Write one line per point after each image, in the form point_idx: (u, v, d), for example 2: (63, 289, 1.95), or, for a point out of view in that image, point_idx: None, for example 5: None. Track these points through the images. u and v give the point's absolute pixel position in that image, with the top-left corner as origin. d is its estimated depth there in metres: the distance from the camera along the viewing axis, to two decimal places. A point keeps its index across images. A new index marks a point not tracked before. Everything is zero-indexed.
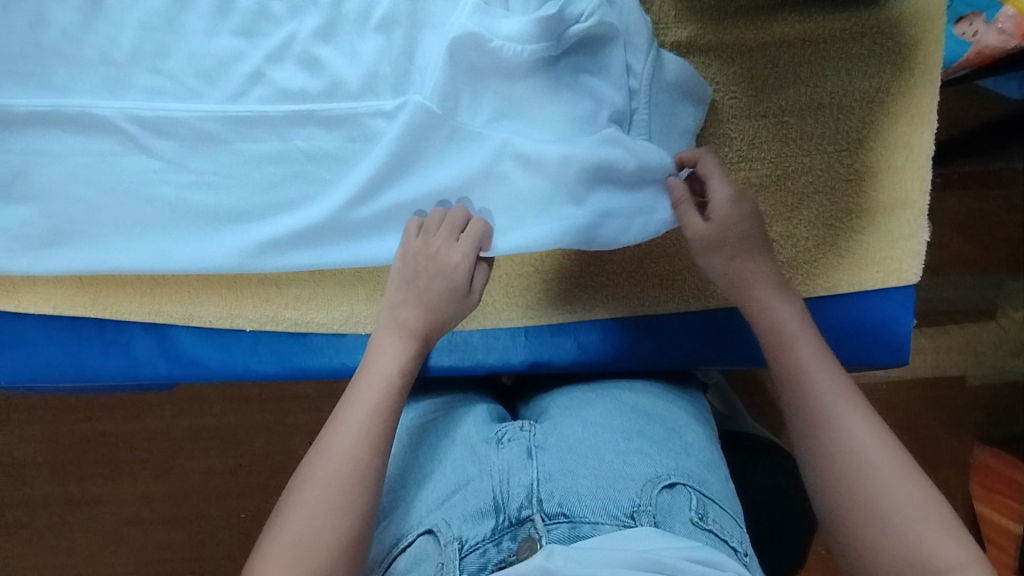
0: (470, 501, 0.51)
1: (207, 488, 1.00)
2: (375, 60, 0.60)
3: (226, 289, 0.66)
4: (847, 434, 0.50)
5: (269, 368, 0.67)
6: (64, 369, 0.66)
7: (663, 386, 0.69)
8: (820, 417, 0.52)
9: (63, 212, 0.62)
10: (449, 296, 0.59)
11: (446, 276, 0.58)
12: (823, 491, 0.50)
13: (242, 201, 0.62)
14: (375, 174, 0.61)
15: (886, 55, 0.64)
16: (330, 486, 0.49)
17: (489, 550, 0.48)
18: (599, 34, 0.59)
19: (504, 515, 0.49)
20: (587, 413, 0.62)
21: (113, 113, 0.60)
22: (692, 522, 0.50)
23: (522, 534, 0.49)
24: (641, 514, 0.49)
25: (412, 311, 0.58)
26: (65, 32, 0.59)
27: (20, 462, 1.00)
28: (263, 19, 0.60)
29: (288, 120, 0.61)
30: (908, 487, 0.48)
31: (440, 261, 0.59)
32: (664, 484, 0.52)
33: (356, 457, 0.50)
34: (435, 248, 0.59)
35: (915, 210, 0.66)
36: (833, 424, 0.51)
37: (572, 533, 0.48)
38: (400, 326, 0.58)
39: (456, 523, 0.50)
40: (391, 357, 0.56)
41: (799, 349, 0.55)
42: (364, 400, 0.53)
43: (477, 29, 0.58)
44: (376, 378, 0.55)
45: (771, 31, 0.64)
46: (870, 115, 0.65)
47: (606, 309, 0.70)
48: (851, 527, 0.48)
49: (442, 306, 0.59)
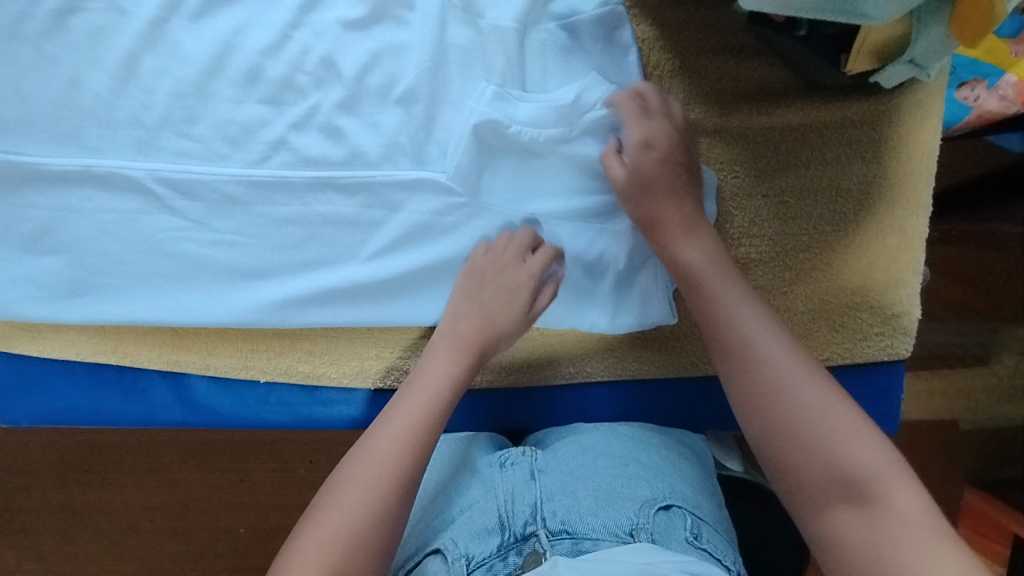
0: (476, 520, 0.56)
1: (210, 509, 1.03)
2: (396, 131, 0.63)
3: (241, 341, 0.69)
4: (808, 417, 0.52)
5: (280, 417, 0.70)
6: (84, 413, 0.70)
7: (660, 426, 0.71)
8: (737, 348, 0.56)
9: (91, 265, 0.65)
10: (510, 310, 0.62)
11: (509, 292, 0.62)
12: (767, 419, 0.54)
13: (262, 259, 0.65)
14: (389, 246, 0.65)
15: (885, 142, 0.66)
16: (368, 486, 0.52)
17: (496, 564, 0.52)
18: (612, 121, 0.63)
19: (509, 531, 0.54)
20: (582, 438, 0.66)
21: (143, 175, 0.63)
22: (687, 541, 0.55)
23: (527, 549, 0.53)
24: (639, 532, 0.54)
25: (471, 321, 0.62)
26: (99, 96, 0.62)
27: (29, 481, 1.03)
28: (288, 89, 0.63)
29: (308, 186, 0.64)
30: (841, 406, 0.52)
31: (507, 277, 0.62)
32: (660, 505, 0.57)
33: (399, 460, 0.54)
34: (502, 265, 0.62)
35: (907, 289, 0.68)
36: (750, 354, 0.55)
37: (574, 547, 0.53)
38: (455, 339, 0.61)
39: (464, 542, 0.54)
40: (443, 370, 0.59)
41: (715, 285, 0.59)
42: (406, 406, 0.57)
43: (496, 116, 0.61)
44: (426, 388, 0.58)
45: (775, 117, 0.66)
46: (868, 199, 0.67)
47: (605, 371, 0.72)
48: (789, 454, 0.52)
49: (504, 331, 0.62)
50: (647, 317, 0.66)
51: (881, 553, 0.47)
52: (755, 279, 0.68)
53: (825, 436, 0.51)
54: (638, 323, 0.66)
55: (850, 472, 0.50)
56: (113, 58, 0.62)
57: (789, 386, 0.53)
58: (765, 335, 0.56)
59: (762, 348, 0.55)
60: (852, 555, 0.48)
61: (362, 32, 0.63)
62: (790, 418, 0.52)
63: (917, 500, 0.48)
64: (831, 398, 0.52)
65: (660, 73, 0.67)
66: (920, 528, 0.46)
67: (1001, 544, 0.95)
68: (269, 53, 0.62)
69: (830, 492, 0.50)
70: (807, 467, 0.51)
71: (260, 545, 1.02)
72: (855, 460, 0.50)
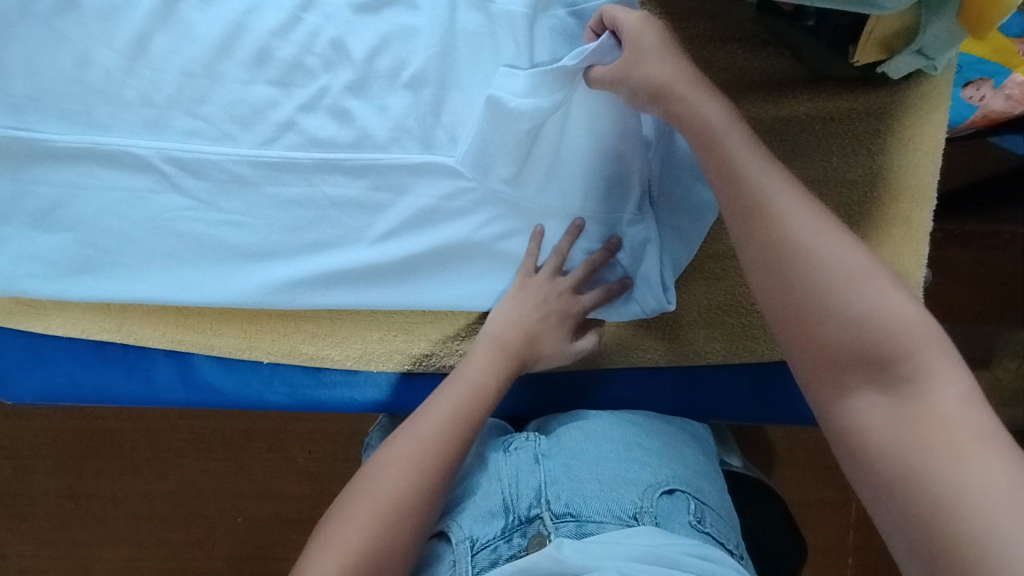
0: (480, 503, 0.57)
1: (209, 496, 1.03)
2: (403, 115, 0.64)
3: (245, 322, 0.69)
4: (831, 271, 0.47)
5: (283, 399, 0.71)
6: (87, 391, 0.70)
7: (661, 414, 0.70)
8: (754, 207, 0.50)
9: (97, 242, 0.65)
10: (553, 332, 0.64)
11: (557, 318, 0.65)
12: (784, 278, 0.48)
13: (267, 239, 0.65)
14: (395, 228, 0.66)
15: (890, 135, 0.67)
16: (403, 470, 0.55)
17: (500, 546, 0.53)
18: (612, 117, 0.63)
19: (513, 514, 0.55)
20: (588, 424, 0.65)
21: (152, 153, 0.63)
22: (692, 526, 0.55)
23: (531, 531, 0.54)
24: (643, 515, 0.54)
25: (510, 328, 0.63)
26: (109, 73, 0.62)
27: (29, 462, 1.03)
28: (298, 71, 0.63)
29: (315, 167, 0.64)
30: (867, 267, 0.47)
31: (563, 307, 0.65)
32: (664, 490, 0.57)
33: (431, 443, 0.56)
34: (560, 289, 0.65)
35: (911, 283, 0.68)
36: (765, 211, 0.50)
37: (578, 530, 0.53)
38: (501, 345, 0.63)
39: (468, 525, 0.55)
40: (483, 368, 0.61)
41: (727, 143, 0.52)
42: (449, 394, 0.60)
43: (498, 94, 0.59)
44: (465, 383, 0.60)
45: (782, 108, 0.67)
46: (872, 190, 0.67)
47: (607, 357, 0.71)
48: (804, 317, 0.47)
49: (543, 347, 0.64)
50: (644, 305, 0.66)
51: (898, 435, 0.43)
52: None
53: (851, 304, 0.46)
54: (634, 311, 0.67)
55: (879, 346, 0.45)
56: (124, 35, 0.62)
57: (823, 255, 0.48)
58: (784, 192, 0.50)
59: (783, 207, 0.50)
60: (867, 435, 0.44)
61: (372, 15, 0.63)
62: (819, 284, 0.47)
63: (953, 387, 0.43)
64: (860, 266, 0.47)
65: None
66: (952, 407, 0.42)
67: None
68: (279, 34, 0.63)
69: (850, 369, 0.45)
70: (837, 341, 0.46)
71: (259, 534, 1.02)
72: (891, 333, 0.45)
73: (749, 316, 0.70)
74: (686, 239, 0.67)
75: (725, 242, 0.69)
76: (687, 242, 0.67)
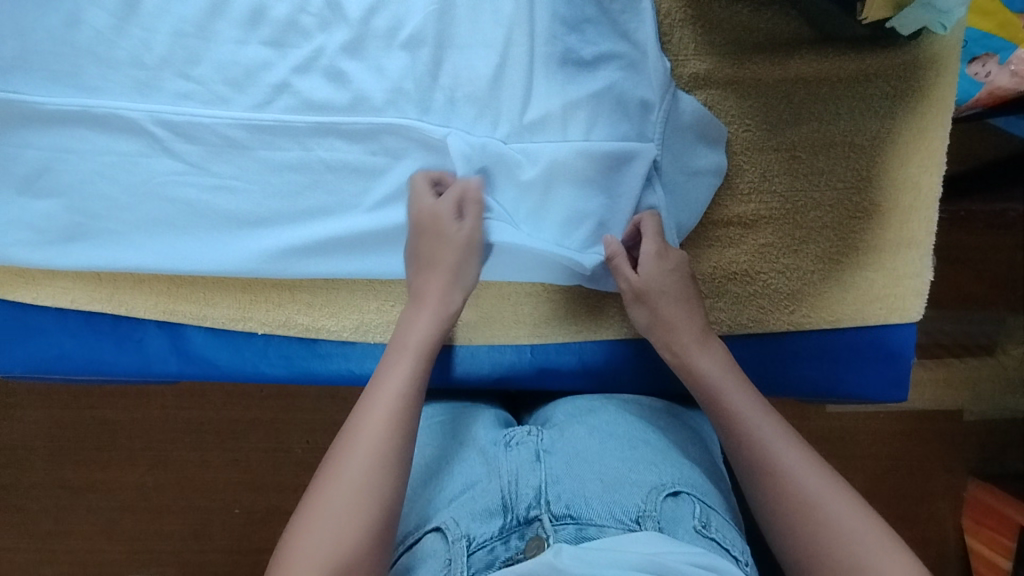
0: (478, 500, 0.52)
1: (203, 484, 1.01)
2: (401, 77, 0.62)
3: (240, 292, 0.67)
4: (817, 503, 0.49)
5: (278, 371, 0.69)
6: (76, 363, 0.68)
7: (665, 404, 0.69)
8: (741, 441, 0.54)
9: (87, 209, 0.63)
10: (448, 244, 0.59)
11: (438, 232, 0.59)
12: (775, 507, 0.51)
13: (261, 206, 0.64)
14: (392, 192, 0.64)
15: (900, 96, 0.65)
16: (379, 437, 0.51)
17: (497, 547, 0.48)
18: (614, 85, 0.62)
19: (512, 513, 0.50)
20: (592, 420, 0.63)
21: (142, 116, 0.61)
22: (695, 531, 0.50)
23: (530, 533, 0.49)
24: (646, 519, 0.49)
25: (430, 277, 0.60)
26: (98, 33, 0.61)
27: (21, 447, 1.01)
28: (292, 31, 0.62)
29: (311, 131, 0.62)
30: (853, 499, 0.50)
31: (437, 219, 0.59)
32: (668, 492, 0.53)
33: (394, 404, 0.53)
34: (437, 213, 0.60)
35: (920, 249, 0.66)
36: (752, 443, 0.54)
37: (578, 534, 0.48)
38: (431, 300, 0.59)
39: (465, 522, 0.50)
40: (421, 327, 0.58)
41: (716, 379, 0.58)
42: (396, 363, 0.56)
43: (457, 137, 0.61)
44: (406, 346, 0.57)
45: (788, 68, 0.65)
46: (881, 153, 0.66)
47: (609, 328, 0.70)
48: (801, 548, 0.48)
49: (464, 276, 0.60)
50: None
51: None
52: (765, 236, 0.67)
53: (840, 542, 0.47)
54: None
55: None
56: None
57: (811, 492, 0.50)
58: (768, 426, 0.55)
59: (771, 441, 0.53)
60: None
61: None
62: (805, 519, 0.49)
63: None
64: (842, 503, 0.49)
65: (673, 21, 0.66)
66: None
67: (1005, 535, 0.91)
68: None
69: None
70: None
71: (253, 525, 1.00)
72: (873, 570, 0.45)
73: (754, 287, 0.67)
74: (693, 206, 0.65)
75: (731, 208, 0.67)
76: (695, 208, 0.65)
